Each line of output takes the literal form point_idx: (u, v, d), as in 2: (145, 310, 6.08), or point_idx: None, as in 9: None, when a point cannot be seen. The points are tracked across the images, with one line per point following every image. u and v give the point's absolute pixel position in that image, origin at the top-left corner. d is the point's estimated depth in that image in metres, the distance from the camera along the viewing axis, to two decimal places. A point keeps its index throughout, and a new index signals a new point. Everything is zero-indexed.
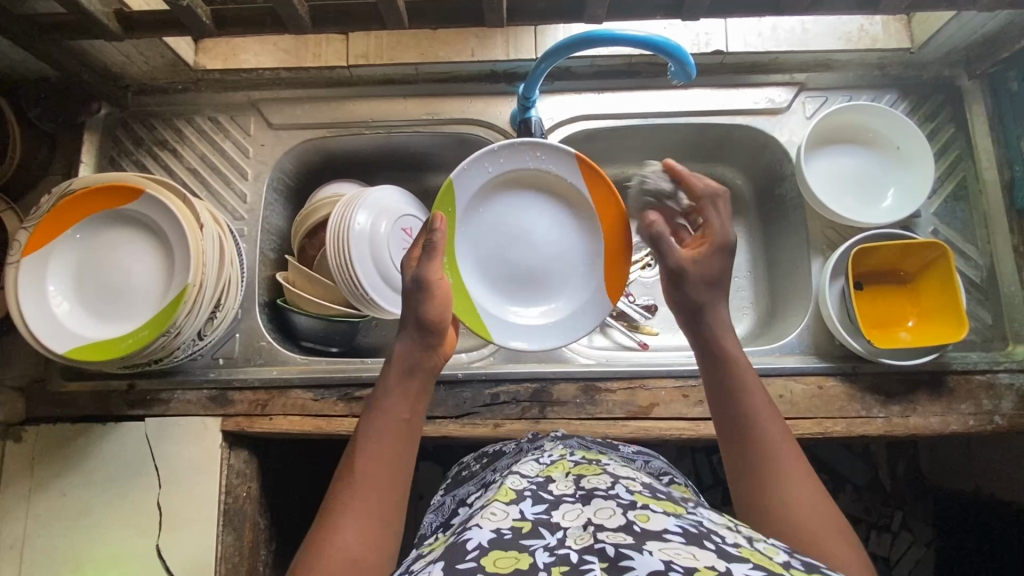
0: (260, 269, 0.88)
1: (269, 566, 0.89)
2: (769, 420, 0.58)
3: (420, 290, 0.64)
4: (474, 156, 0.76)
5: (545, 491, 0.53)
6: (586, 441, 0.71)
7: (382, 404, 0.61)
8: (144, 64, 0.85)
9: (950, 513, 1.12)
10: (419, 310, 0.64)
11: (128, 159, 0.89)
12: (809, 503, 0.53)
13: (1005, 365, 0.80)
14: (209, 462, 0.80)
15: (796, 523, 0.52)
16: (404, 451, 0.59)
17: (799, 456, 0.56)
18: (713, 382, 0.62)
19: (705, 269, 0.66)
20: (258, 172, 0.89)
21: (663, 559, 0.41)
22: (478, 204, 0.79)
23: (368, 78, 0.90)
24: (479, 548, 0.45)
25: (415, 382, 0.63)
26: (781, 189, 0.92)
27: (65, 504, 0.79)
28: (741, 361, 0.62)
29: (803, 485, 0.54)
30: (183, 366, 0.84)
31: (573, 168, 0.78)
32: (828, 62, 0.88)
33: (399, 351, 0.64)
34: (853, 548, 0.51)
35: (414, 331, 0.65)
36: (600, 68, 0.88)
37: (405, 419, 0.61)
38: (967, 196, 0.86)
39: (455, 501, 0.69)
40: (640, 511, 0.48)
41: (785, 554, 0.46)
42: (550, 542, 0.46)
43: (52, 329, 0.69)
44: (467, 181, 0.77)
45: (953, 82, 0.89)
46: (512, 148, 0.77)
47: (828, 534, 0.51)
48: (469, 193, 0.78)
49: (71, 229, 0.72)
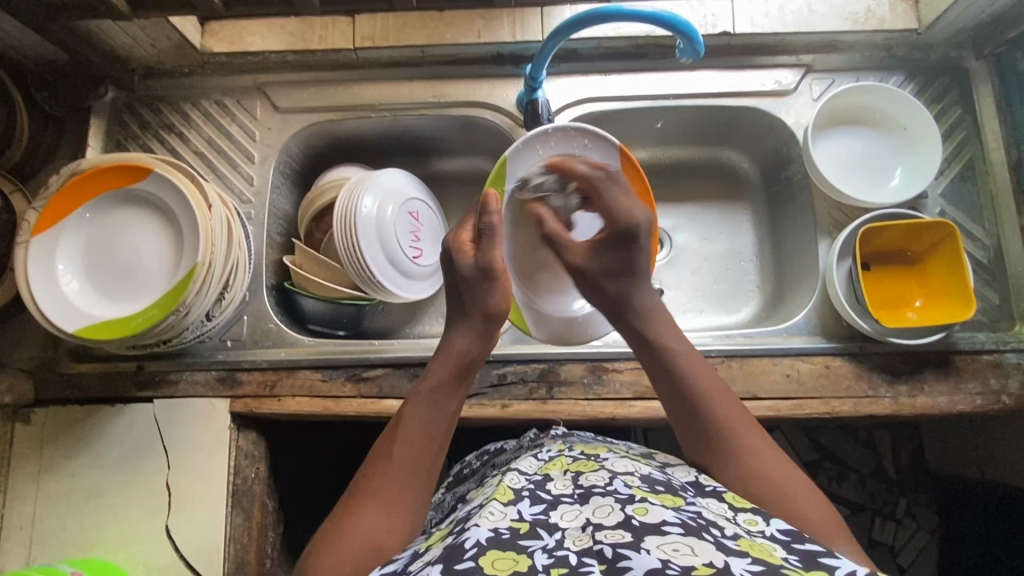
0: (268, 252, 0.89)
1: (277, 549, 0.89)
2: (721, 398, 0.61)
3: (486, 279, 0.66)
4: (521, 142, 0.75)
5: (544, 491, 0.54)
6: (588, 438, 0.72)
7: (428, 396, 0.62)
8: (151, 46, 0.85)
9: (954, 500, 1.12)
10: (485, 301, 0.67)
11: (134, 143, 0.89)
12: (779, 474, 0.56)
13: (1013, 345, 0.80)
14: (218, 443, 0.80)
15: (764, 489, 0.56)
16: (438, 445, 0.61)
17: (756, 427, 0.60)
18: (655, 373, 0.65)
19: (608, 263, 0.70)
20: (265, 156, 0.89)
21: (660, 557, 0.41)
22: (520, 190, 0.80)
23: (374, 61, 0.90)
24: (477, 547, 0.45)
25: (463, 380, 0.65)
26: (788, 171, 0.92)
27: (74, 485, 0.80)
28: (680, 346, 0.65)
29: (770, 459, 0.58)
30: (191, 348, 0.84)
31: (614, 162, 0.78)
32: (835, 43, 0.88)
33: (456, 345, 0.66)
34: (819, 503, 0.55)
35: (476, 326, 0.67)
36: (607, 49, 0.88)
37: (449, 413, 0.63)
38: (975, 177, 0.86)
39: (454, 498, 0.73)
40: (638, 505, 0.48)
41: (784, 549, 0.45)
42: (549, 543, 0.46)
43: (63, 310, 0.70)
44: (517, 163, 0.77)
45: (961, 64, 0.88)
46: (563, 131, 0.77)
47: (797, 495, 0.55)
48: (515, 179, 0.78)
49: (82, 208, 0.72)
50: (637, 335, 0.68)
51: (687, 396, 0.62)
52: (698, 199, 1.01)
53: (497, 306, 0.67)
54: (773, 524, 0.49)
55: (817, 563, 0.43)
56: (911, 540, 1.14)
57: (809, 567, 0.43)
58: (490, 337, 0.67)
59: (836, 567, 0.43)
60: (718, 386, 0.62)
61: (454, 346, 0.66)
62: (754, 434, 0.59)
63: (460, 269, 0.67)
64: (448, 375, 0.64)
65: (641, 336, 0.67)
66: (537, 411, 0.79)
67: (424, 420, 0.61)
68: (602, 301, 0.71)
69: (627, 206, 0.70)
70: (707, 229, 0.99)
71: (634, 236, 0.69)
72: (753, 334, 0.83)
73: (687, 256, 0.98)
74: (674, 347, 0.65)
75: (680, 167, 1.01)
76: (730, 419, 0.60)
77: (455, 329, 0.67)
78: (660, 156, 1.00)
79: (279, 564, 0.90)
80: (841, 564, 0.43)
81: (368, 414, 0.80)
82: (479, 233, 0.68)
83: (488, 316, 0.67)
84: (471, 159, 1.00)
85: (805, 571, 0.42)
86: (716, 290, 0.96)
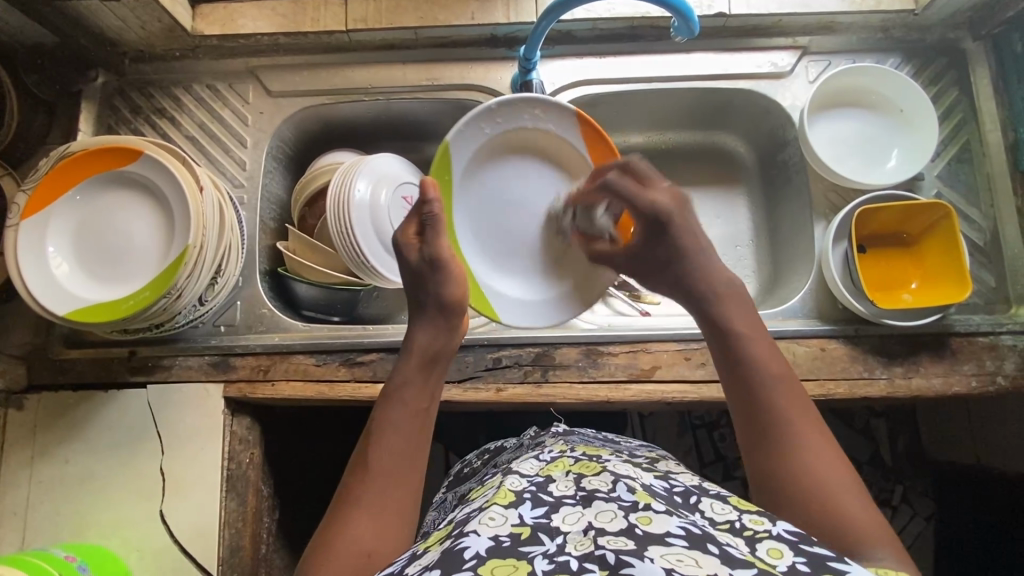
0: (261, 237, 0.88)
1: (272, 534, 0.90)
2: (787, 385, 0.59)
3: (436, 270, 0.66)
4: (469, 119, 0.75)
5: (545, 493, 0.53)
6: (590, 436, 0.72)
7: (398, 395, 0.62)
8: (140, 29, 0.84)
9: (950, 486, 1.12)
10: (439, 292, 0.67)
11: (125, 128, 0.88)
12: (826, 472, 0.54)
13: (1008, 327, 0.80)
14: (212, 429, 0.80)
15: (810, 481, 0.54)
16: (418, 444, 0.61)
17: (810, 416, 0.58)
18: (719, 353, 0.63)
19: (648, 263, 0.73)
20: (257, 140, 0.88)
21: (664, 567, 0.41)
22: (475, 166, 0.80)
23: (367, 44, 0.89)
24: (476, 558, 0.44)
25: (432, 375, 0.65)
26: (784, 154, 0.92)
27: (68, 471, 0.79)
28: (752, 333, 0.63)
29: (822, 456, 0.55)
30: (184, 333, 0.83)
31: (570, 126, 0.78)
32: (832, 24, 0.87)
33: (418, 341, 0.65)
34: (868, 511, 0.52)
35: (436, 319, 0.67)
36: (601, 31, 0.87)
37: (424, 408, 0.63)
38: (971, 158, 0.86)
39: (456, 496, 0.73)
40: (642, 513, 0.48)
41: (790, 554, 0.44)
42: (550, 548, 0.45)
43: (53, 292, 0.69)
44: (463, 144, 0.77)
45: (957, 45, 0.88)
46: (509, 106, 0.76)
47: (845, 497, 0.53)
48: (465, 156, 0.78)
49: (71, 191, 0.72)
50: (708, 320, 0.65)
51: (744, 372, 0.60)
52: (693, 184, 1.01)
53: (451, 296, 0.67)
54: (779, 524, 0.48)
55: (825, 567, 0.43)
56: (907, 526, 1.14)
57: None
58: (453, 328, 0.67)
59: (845, 572, 0.43)
60: (783, 372, 0.60)
61: (417, 341, 0.65)
62: (809, 423, 0.57)
63: (406, 261, 0.67)
64: (414, 371, 0.64)
65: (711, 320, 0.65)
66: (531, 395, 0.79)
67: (401, 420, 0.61)
68: (662, 284, 0.73)
69: (650, 195, 0.70)
70: (703, 214, 0.99)
71: (665, 220, 0.70)
72: None
73: None
74: (742, 332, 0.63)
75: (676, 151, 1.01)
76: (789, 406, 0.58)
77: (418, 326, 0.67)
78: (656, 141, 1.00)
79: (276, 549, 0.90)
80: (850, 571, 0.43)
81: (363, 398, 0.80)
82: (422, 224, 0.67)
83: (447, 309, 0.67)
84: None
85: None
86: None
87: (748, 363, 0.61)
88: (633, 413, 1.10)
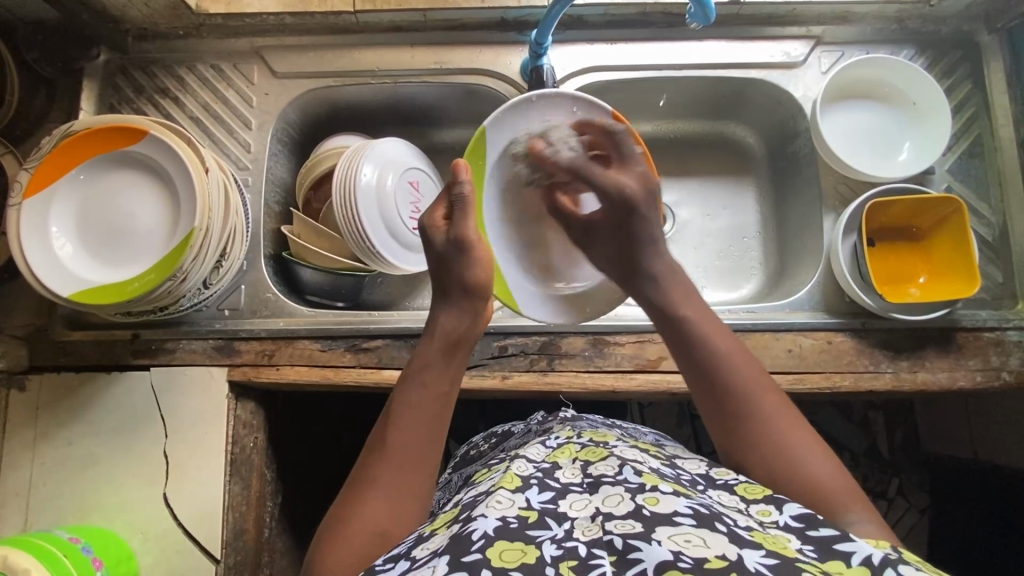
0: (265, 221, 0.87)
1: (275, 518, 0.90)
2: (742, 358, 0.59)
3: (462, 252, 0.66)
4: (510, 106, 0.70)
5: (552, 479, 0.53)
6: (596, 422, 0.73)
7: (419, 377, 0.62)
8: (144, 6, 0.82)
9: (946, 481, 1.12)
10: (465, 275, 0.66)
11: (128, 107, 0.87)
12: (793, 439, 0.54)
13: (1015, 323, 0.80)
14: (216, 412, 0.80)
15: (776, 450, 0.54)
16: (438, 428, 0.60)
17: (773, 391, 0.57)
18: (674, 342, 0.63)
19: (610, 245, 0.70)
20: (262, 122, 0.87)
21: (672, 549, 0.41)
22: (510, 156, 0.75)
23: (375, 26, 0.88)
24: (484, 538, 0.44)
25: (454, 359, 0.64)
26: (794, 146, 0.91)
27: (71, 452, 0.79)
28: (697, 310, 0.63)
29: (788, 425, 0.55)
30: (188, 316, 0.83)
31: None
32: (846, 14, 0.86)
33: (442, 325, 0.65)
34: (840, 475, 0.53)
35: (459, 300, 0.67)
36: (614, 17, 0.86)
37: (444, 392, 0.62)
38: (982, 153, 0.85)
39: (462, 480, 0.73)
40: (649, 495, 0.47)
41: (798, 540, 0.44)
42: (558, 534, 0.45)
43: (55, 274, 0.68)
44: (503, 131, 0.72)
45: (972, 38, 0.87)
46: (554, 100, 0.71)
47: (816, 463, 0.53)
48: (501, 148, 0.73)
49: (74, 170, 0.71)
50: (654, 302, 0.66)
51: (695, 352, 0.60)
52: (701, 175, 1.00)
53: (476, 280, 0.67)
54: (786, 511, 0.48)
55: (831, 551, 0.43)
56: (902, 519, 1.15)
57: (823, 559, 0.42)
58: (476, 312, 0.67)
59: (851, 553, 0.43)
60: (737, 346, 0.60)
61: (439, 321, 0.66)
62: (772, 395, 0.57)
63: (433, 245, 0.67)
64: (437, 355, 0.63)
65: (655, 303, 0.66)
66: (537, 383, 0.79)
67: (420, 403, 0.60)
68: (615, 269, 0.71)
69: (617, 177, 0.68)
70: (709, 205, 0.99)
71: (630, 207, 0.67)
72: (756, 309, 0.82)
73: (690, 232, 0.97)
74: (695, 319, 0.62)
75: (685, 141, 1.00)
76: (748, 379, 0.57)
77: (445, 309, 0.67)
78: (664, 130, 0.99)
79: (278, 533, 0.90)
80: (855, 551, 0.43)
81: (368, 384, 0.80)
82: (450, 206, 0.68)
83: (476, 289, 0.67)
84: (471, 130, 0.99)
85: (820, 563, 0.42)
86: (717, 267, 0.96)
87: (699, 343, 0.60)
88: (633, 403, 1.11)
